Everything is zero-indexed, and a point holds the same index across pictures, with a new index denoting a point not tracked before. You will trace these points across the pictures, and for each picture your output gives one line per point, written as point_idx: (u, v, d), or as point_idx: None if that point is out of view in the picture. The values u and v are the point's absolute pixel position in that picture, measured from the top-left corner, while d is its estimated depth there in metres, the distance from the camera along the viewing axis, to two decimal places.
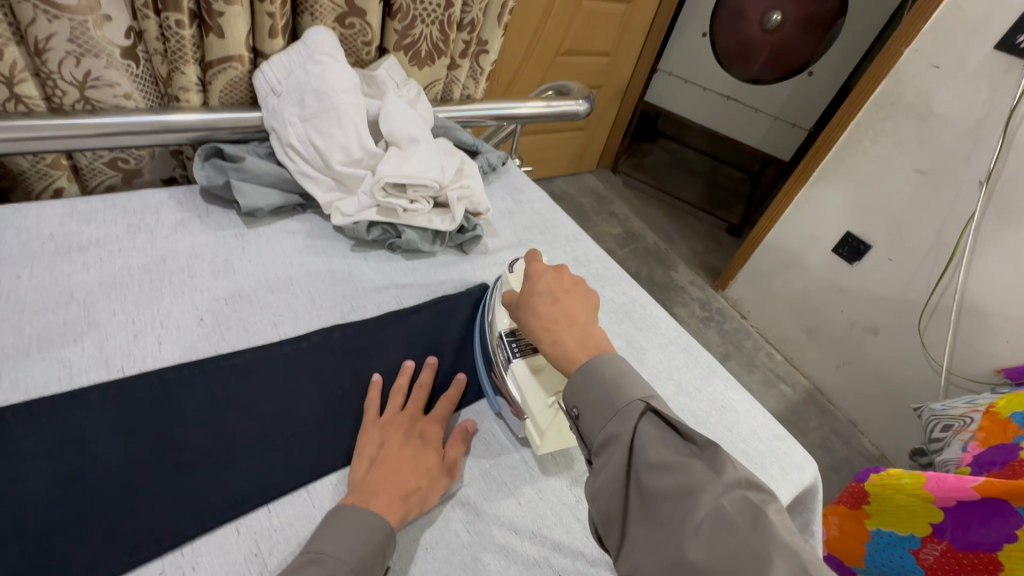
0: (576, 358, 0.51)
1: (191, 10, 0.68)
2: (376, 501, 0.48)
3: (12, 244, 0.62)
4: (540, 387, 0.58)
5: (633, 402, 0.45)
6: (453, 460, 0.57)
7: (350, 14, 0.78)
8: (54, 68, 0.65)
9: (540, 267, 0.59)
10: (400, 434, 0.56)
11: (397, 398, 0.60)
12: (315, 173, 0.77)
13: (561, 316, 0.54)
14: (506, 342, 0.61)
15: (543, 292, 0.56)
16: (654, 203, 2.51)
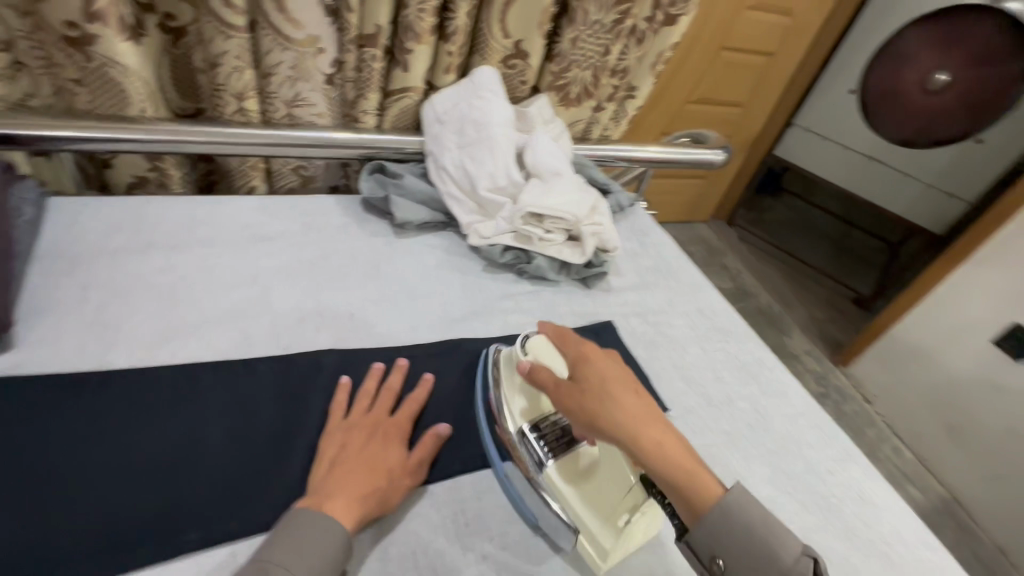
0: (712, 489, 0.44)
1: (386, 47, 0.78)
2: (332, 504, 0.48)
3: (216, 228, 0.75)
4: (587, 497, 0.54)
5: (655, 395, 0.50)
6: (420, 465, 0.55)
7: (514, 57, 0.84)
8: (273, 87, 0.78)
9: (596, 355, 0.53)
10: (360, 437, 0.54)
11: (362, 399, 0.58)
12: (461, 195, 0.82)
13: (649, 414, 0.48)
14: (530, 441, 0.57)
15: (607, 380, 0.49)
16: (771, 261, 2.36)
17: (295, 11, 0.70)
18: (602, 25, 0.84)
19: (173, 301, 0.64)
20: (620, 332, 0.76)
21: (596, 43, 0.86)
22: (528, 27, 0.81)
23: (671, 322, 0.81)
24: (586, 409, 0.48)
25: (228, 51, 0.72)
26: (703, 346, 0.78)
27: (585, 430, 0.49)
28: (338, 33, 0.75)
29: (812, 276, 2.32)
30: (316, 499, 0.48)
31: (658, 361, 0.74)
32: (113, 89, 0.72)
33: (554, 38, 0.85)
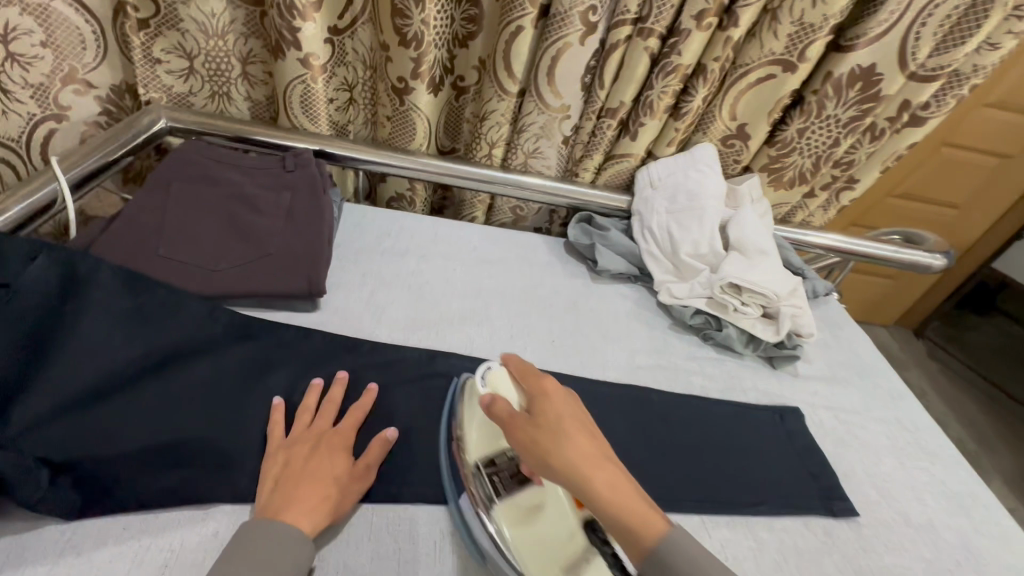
0: (656, 527, 0.41)
1: (622, 119, 0.89)
2: (289, 513, 0.49)
3: (452, 246, 0.90)
4: (523, 547, 0.52)
5: None
6: (366, 470, 0.56)
7: (734, 137, 0.90)
8: (521, 140, 0.93)
9: (548, 383, 0.52)
10: (304, 449, 0.55)
11: (303, 415, 0.59)
12: (660, 256, 0.89)
13: (583, 449, 0.44)
14: (483, 476, 0.55)
15: (564, 416, 0.47)
16: (964, 388, 2.02)
17: (560, 85, 0.84)
18: (837, 120, 0.85)
19: (422, 299, 0.79)
20: (807, 422, 0.74)
21: (827, 136, 0.87)
22: (756, 114, 0.86)
23: (864, 425, 0.76)
24: (541, 443, 0.45)
25: (497, 110, 0.88)
26: (903, 461, 0.72)
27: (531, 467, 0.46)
28: (585, 103, 0.88)
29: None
30: (270, 512, 0.49)
31: (848, 463, 0.70)
32: (407, 127, 0.93)
33: (779, 126, 0.89)
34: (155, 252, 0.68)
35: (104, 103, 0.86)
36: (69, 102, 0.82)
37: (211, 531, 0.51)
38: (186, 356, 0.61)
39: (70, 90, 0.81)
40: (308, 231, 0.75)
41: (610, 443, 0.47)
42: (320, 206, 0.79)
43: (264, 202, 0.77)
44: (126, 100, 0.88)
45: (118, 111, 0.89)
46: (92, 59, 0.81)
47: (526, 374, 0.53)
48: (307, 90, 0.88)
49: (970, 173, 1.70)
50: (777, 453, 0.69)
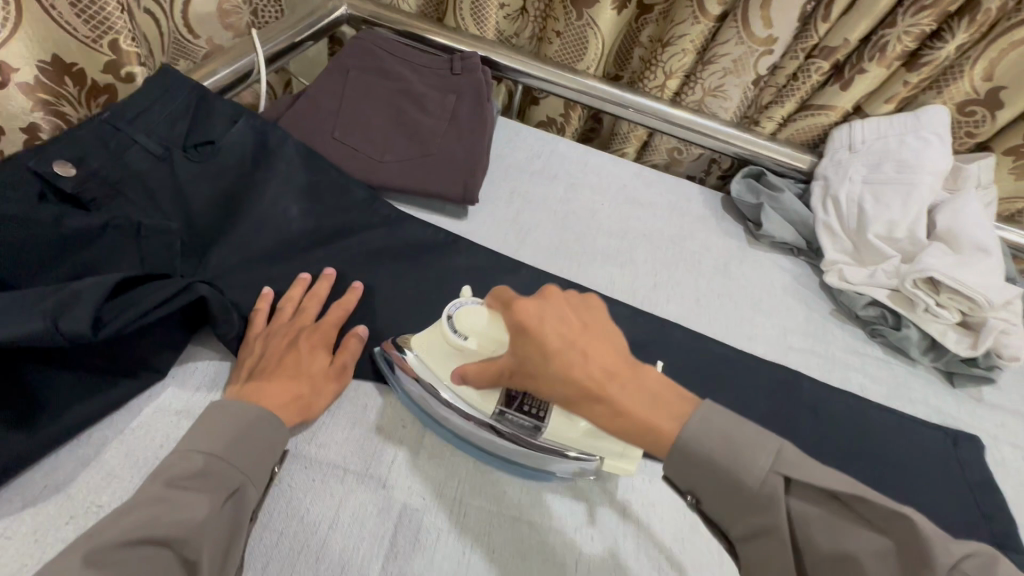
0: (662, 430, 0.40)
1: (836, 62, 0.75)
2: (254, 400, 0.46)
3: (602, 180, 0.85)
4: (592, 442, 0.47)
5: (708, 451, 0.40)
6: (343, 369, 0.52)
7: (978, 104, 0.72)
8: (705, 74, 0.82)
9: (524, 305, 0.43)
10: (283, 343, 0.51)
11: (286, 306, 0.55)
12: (840, 231, 0.76)
13: (598, 369, 0.42)
14: (507, 418, 0.48)
15: (561, 347, 0.42)
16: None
17: (773, 10, 0.72)
18: None
19: (567, 228, 0.76)
20: (988, 457, 0.63)
21: None
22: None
23: None
24: (577, 385, 0.41)
25: (687, 34, 0.78)
26: None
27: (567, 405, 0.43)
28: (795, 39, 0.75)
29: None
30: (239, 398, 0.46)
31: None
32: (580, 44, 0.86)
33: None
34: (332, 134, 0.71)
35: None
36: None
37: (360, 404, 0.52)
38: (348, 235, 0.65)
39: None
40: (470, 139, 0.74)
41: (776, 502, 0.38)
42: (484, 114, 0.76)
43: (431, 101, 0.76)
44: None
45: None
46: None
47: (506, 305, 0.45)
48: None
49: None
50: (941, 480, 0.60)
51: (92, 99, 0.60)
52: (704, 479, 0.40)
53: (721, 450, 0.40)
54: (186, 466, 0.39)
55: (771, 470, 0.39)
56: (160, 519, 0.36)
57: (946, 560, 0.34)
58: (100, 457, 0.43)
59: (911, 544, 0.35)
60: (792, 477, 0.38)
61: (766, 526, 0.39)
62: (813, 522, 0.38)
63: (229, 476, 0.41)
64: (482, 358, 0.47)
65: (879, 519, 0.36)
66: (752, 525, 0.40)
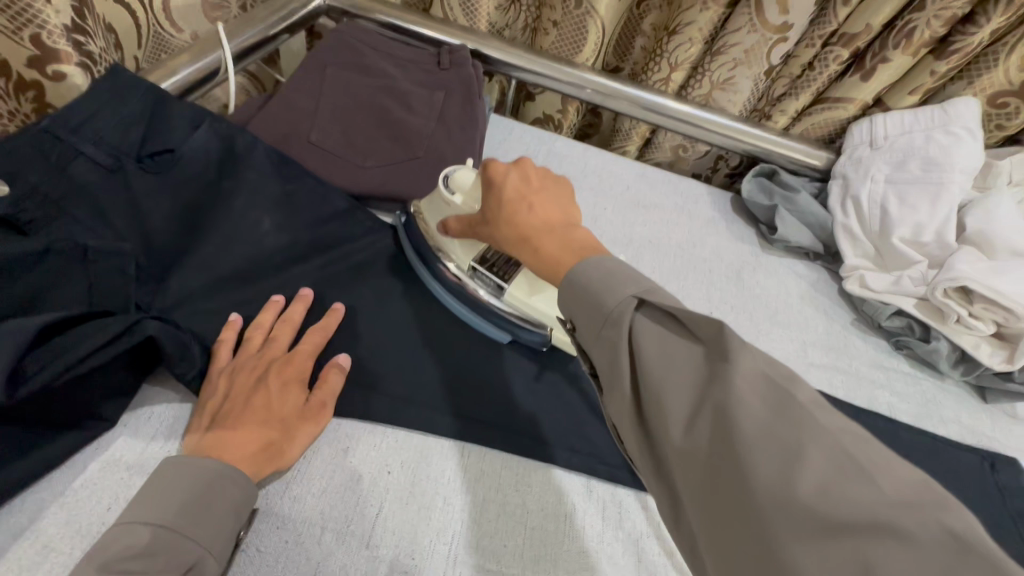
0: (561, 266, 0.39)
1: (856, 50, 0.69)
2: (217, 453, 0.40)
3: (603, 181, 0.79)
4: (540, 305, 0.53)
5: (624, 298, 0.34)
6: (321, 407, 0.46)
7: (1012, 95, 0.66)
8: (713, 65, 0.76)
9: (498, 166, 0.46)
10: (249, 379, 0.45)
11: (256, 335, 0.49)
12: (861, 235, 0.71)
13: (541, 217, 0.42)
14: (478, 276, 0.54)
15: (515, 197, 0.43)
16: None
17: None
18: None
19: None
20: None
21: None
22: None
23: None
24: (515, 227, 0.43)
25: (695, 22, 0.72)
26: None
27: (511, 251, 0.44)
28: (811, 24, 0.69)
29: None
30: (198, 451, 0.40)
31: None
32: (577, 34, 0.80)
33: None
34: (307, 137, 0.64)
35: None
36: None
37: (341, 448, 0.47)
38: (325, 251, 0.58)
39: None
40: (459, 140, 0.67)
41: (633, 322, 0.34)
42: (475, 112, 0.70)
43: (416, 99, 0.70)
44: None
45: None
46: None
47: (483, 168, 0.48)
48: None
49: None
50: (979, 509, 0.55)
51: (24, 94, 0.55)
52: (579, 300, 0.36)
53: (597, 281, 0.36)
54: (133, 539, 0.35)
55: (629, 292, 0.35)
56: None
57: (805, 395, 0.29)
58: (37, 526, 0.37)
59: (731, 348, 0.31)
60: (646, 300, 0.34)
61: (613, 342, 0.34)
62: (649, 337, 0.33)
63: (182, 549, 0.36)
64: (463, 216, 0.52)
65: (708, 330, 0.32)
66: (652, 385, 0.32)
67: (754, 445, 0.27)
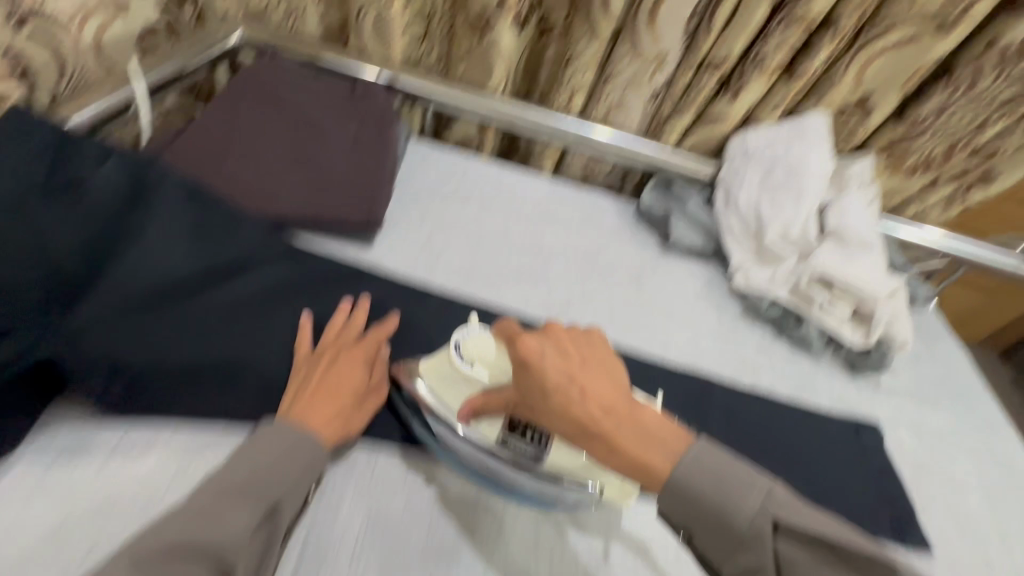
0: (658, 466, 0.42)
1: (723, 75, 0.79)
2: (304, 414, 0.50)
3: (515, 199, 0.85)
4: (588, 465, 0.52)
5: (748, 517, 0.40)
6: (380, 381, 0.57)
7: (851, 109, 0.77)
8: (605, 90, 0.84)
9: (527, 342, 0.46)
10: (321, 362, 0.54)
11: (326, 328, 0.58)
12: (742, 236, 0.79)
13: (592, 403, 0.44)
14: (513, 448, 0.53)
15: (559, 380, 0.45)
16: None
17: (660, 28, 0.74)
18: (993, 96, 0.71)
19: (479, 250, 0.75)
20: (886, 441, 0.67)
21: (972, 116, 0.73)
22: (888, 83, 0.73)
23: (953, 456, 0.68)
24: (572, 420, 0.44)
25: (584, 52, 0.80)
26: (990, 499, 0.64)
27: (555, 430, 0.46)
28: (684, 53, 0.78)
29: None
30: (293, 422, 0.49)
31: (926, 492, 0.63)
32: (483, 66, 0.86)
33: (914, 100, 0.75)
34: (220, 168, 0.67)
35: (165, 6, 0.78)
36: None
37: None
38: (237, 273, 0.60)
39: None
40: (372, 163, 0.72)
41: (767, 540, 0.39)
42: (386, 139, 0.74)
43: (330, 128, 0.74)
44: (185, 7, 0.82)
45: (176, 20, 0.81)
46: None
47: (512, 336, 0.49)
48: (380, 13, 0.82)
49: None
50: (844, 468, 0.63)
51: None
52: (697, 513, 0.41)
53: (715, 489, 0.41)
54: (243, 467, 0.44)
55: (762, 514, 0.40)
56: (201, 531, 0.40)
57: (864, 557, 0.37)
58: None
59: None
60: (781, 521, 0.39)
61: (757, 567, 0.39)
62: (799, 567, 0.38)
63: (269, 490, 0.44)
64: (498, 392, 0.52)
65: (856, 556, 0.37)
66: (744, 566, 0.40)
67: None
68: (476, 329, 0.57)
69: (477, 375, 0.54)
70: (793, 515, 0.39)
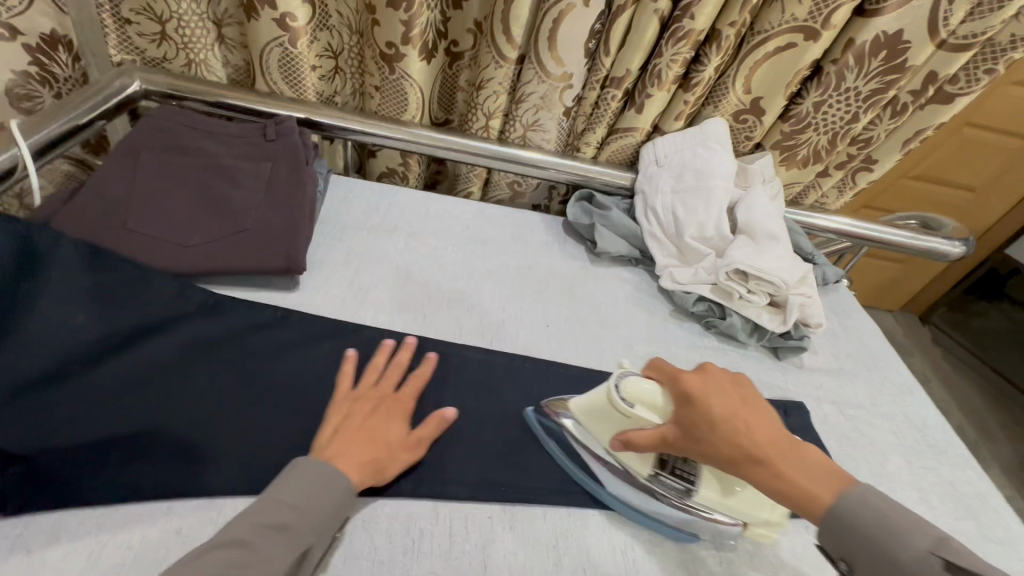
0: (824, 499, 0.46)
1: (627, 90, 0.83)
2: (339, 461, 0.49)
3: (445, 225, 0.86)
4: (736, 506, 0.53)
5: (916, 553, 0.42)
6: (416, 443, 0.55)
7: (747, 112, 0.83)
8: (520, 112, 0.87)
9: (687, 380, 0.52)
10: (368, 406, 0.55)
11: (370, 372, 0.59)
12: (663, 238, 0.83)
13: (762, 441, 0.49)
14: (661, 481, 0.55)
15: (726, 415, 0.49)
16: (951, 374, 2.21)
17: (562, 52, 0.78)
18: (858, 92, 0.77)
19: (410, 279, 0.75)
20: (811, 418, 0.71)
21: (844, 110, 0.80)
22: (773, 87, 0.79)
23: (871, 423, 0.73)
24: (732, 442, 0.48)
25: (494, 78, 0.82)
26: (908, 459, 0.69)
27: (724, 466, 0.49)
28: (589, 72, 0.82)
29: (1003, 410, 2.10)
30: (322, 456, 0.49)
31: (852, 461, 0.67)
32: (398, 97, 0.87)
33: (795, 99, 0.82)
34: (121, 225, 0.64)
35: (36, 53, 0.76)
36: None
37: (170, 527, 0.47)
38: (152, 334, 0.58)
39: None
40: (288, 206, 0.70)
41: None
42: (303, 178, 0.72)
43: (242, 173, 0.72)
44: (59, 53, 0.78)
45: (53, 67, 0.79)
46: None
47: (670, 375, 0.53)
48: (287, 53, 0.82)
49: (978, 156, 1.80)
50: None
51: None
52: (856, 544, 0.45)
53: (876, 522, 0.44)
54: (272, 515, 0.44)
55: (927, 550, 0.42)
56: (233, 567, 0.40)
57: None
58: None
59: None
60: (945, 558, 0.42)
61: None
62: None
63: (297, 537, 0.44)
64: (648, 427, 0.52)
65: None
66: None
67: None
68: (624, 372, 0.55)
69: (637, 415, 0.52)
70: (954, 555, 0.42)
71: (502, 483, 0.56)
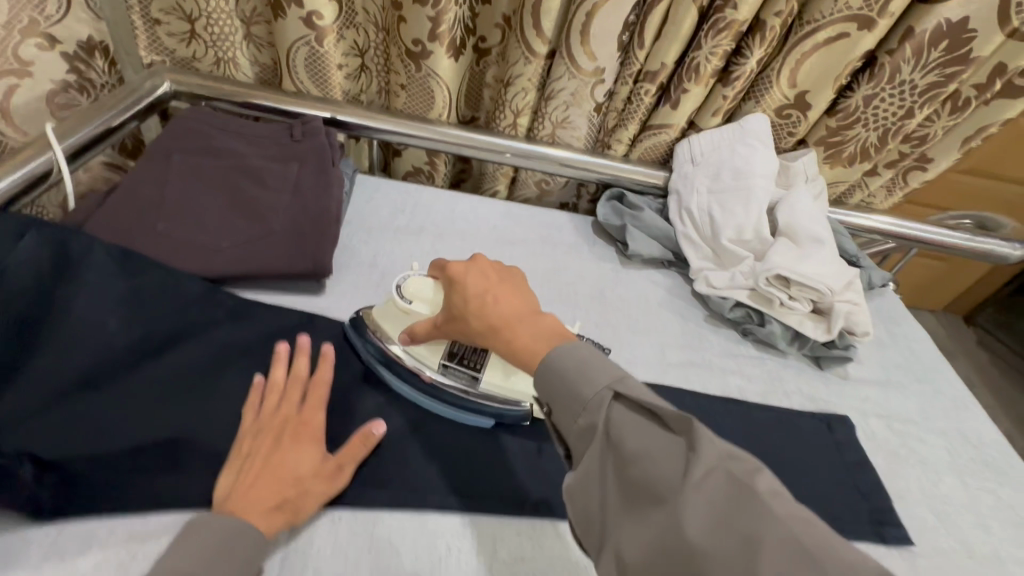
0: (569, 372, 0.43)
1: (662, 84, 0.79)
2: (241, 510, 0.45)
3: (471, 225, 0.84)
4: (518, 385, 0.59)
5: (600, 391, 0.41)
6: (331, 472, 0.50)
7: (790, 107, 0.78)
8: (549, 108, 0.84)
9: (455, 267, 0.53)
10: (271, 438, 0.50)
11: (273, 393, 0.54)
12: (698, 240, 0.80)
13: (502, 316, 0.48)
14: (451, 369, 0.59)
15: (479, 290, 0.50)
16: (998, 378, 2.09)
17: (595, 46, 0.75)
18: (914, 85, 0.72)
19: None
20: (857, 433, 0.67)
21: (898, 105, 0.75)
22: (821, 80, 0.74)
23: (921, 439, 0.68)
24: (485, 319, 0.49)
25: (523, 73, 0.79)
26: (963, 479, 0.65)
27: (478, 339, 0.50)
28: (621, 66, 0.79)
29: None
30: (222, 510, 0.45)
31: (902, 480, 0.63)
32: (424, 95, 0.85)
33: (846, 92, 0.77)
34: (152, 227, 0.64)
35: (73, 62, 0.75)
36: (30, 55, 0.69)
37: None
38: (182, 339, 0.58)
39: (30, 43, 0.68)
40: (314, 207, 0.69)
41: (680, 449, 0.38)
42: (329, 179, 0.72)
43: (269, 174, 0.71)
44: (96, 59, 0.78)
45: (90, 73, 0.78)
46: (55, 8, 0.69)
47: (444, 266, 0.56)
48: (314, 52, 0.81)
49: None
50: (819, 467, 0.63)
51: None
52: (557, 389, 0.43)
53: (575, 369, 0.43)
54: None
55: (605, 385, 0.41)
56: None
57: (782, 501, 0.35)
58: None
59: (700, 446, 0.37)
60: (619, 393, 0.41)
61: (591, 430, 0.41)
62: (626, 431, 0.39)
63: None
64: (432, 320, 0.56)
65: (681, 428, 0.38)
66: (582, 428, 0.41)
67: (687, 500, 0.35)
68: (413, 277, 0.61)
69: (419, 312, 0.59)
70: (633, 392, 0.41)
71: (530, 498, 0.54)
